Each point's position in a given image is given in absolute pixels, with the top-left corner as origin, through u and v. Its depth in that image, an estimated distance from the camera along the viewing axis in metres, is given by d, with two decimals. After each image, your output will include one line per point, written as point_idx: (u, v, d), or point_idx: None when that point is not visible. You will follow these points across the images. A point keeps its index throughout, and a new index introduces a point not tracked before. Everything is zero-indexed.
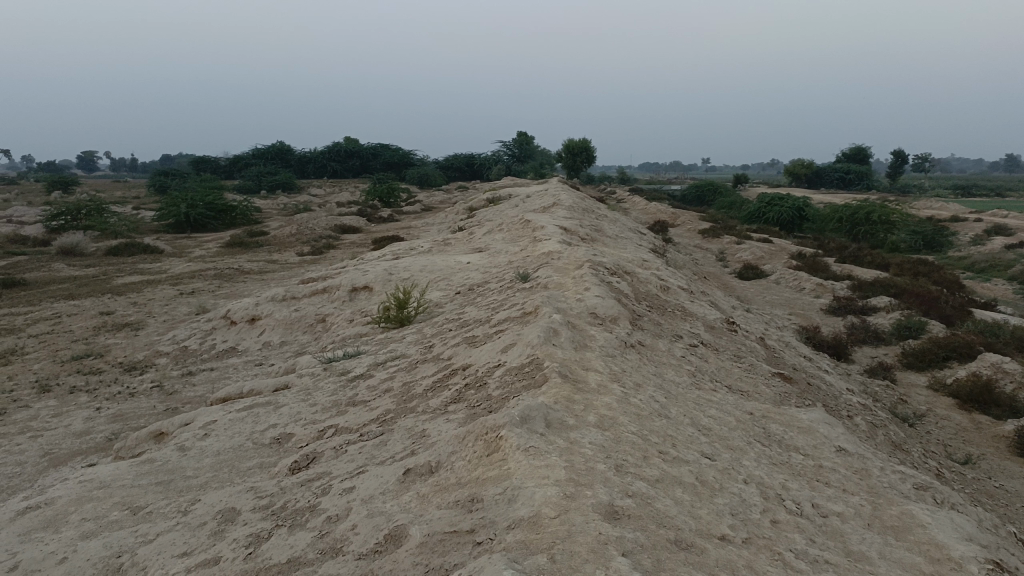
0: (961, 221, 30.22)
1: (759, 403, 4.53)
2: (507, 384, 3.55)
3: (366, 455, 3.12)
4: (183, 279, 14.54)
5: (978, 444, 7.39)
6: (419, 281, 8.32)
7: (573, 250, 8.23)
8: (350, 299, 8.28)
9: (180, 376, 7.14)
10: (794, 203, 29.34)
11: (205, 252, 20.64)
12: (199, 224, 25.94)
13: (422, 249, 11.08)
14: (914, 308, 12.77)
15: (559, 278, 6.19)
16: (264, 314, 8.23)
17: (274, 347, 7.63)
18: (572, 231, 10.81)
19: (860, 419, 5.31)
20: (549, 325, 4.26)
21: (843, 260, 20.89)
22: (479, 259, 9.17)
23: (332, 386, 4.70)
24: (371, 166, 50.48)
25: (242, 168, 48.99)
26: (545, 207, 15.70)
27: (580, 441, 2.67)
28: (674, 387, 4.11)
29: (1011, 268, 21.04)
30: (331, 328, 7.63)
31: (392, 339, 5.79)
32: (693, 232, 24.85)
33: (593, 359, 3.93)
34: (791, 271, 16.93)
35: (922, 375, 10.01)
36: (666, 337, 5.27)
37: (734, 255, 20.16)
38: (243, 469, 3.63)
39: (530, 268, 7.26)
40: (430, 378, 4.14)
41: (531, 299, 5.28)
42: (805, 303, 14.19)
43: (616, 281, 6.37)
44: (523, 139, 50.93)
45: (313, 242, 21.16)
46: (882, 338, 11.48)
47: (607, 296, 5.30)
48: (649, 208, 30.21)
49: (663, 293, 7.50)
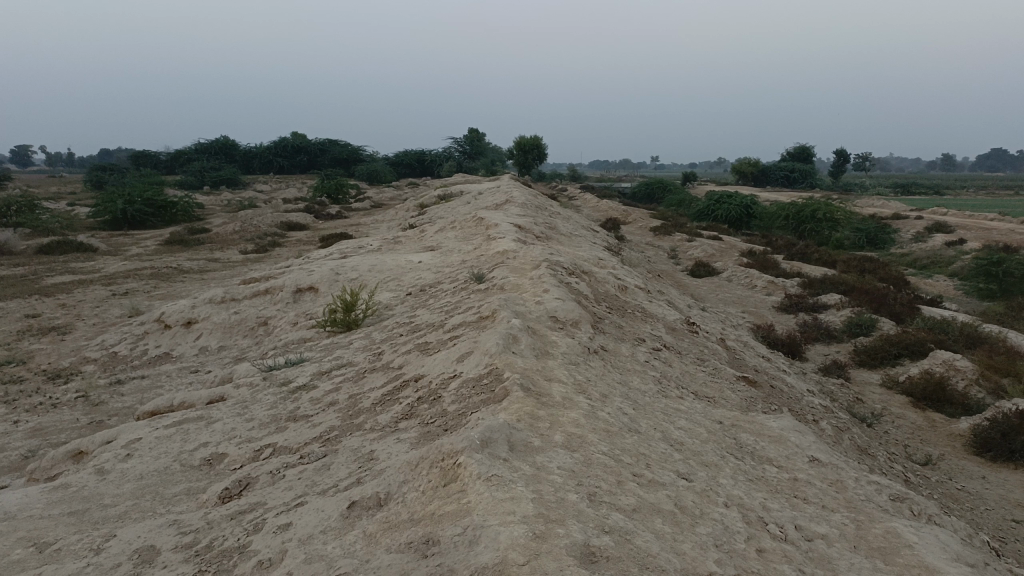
0: (903, 219, 30.96)
1: (727, 411, 4.32)
2: (463, 397, 3.24)
3: (307, 482, 2.78)
4: (118, 279, 13.84)
5: (935, 443, 7.37)
6: (368, 281, 7.95)
7: (528, 248, 7.96)
8: (294, 300, 7.86)
9: (107, 385, 6.64)
10: (742, 201, 29.65)
11: (143, 250, 19.79)
12: (137, 221, 24.94)
13: (371, 248, 10.68)
14: (864, 305, 12.86)
15: (515, 279, 5.90)
16: (201, 317, 7.76)
17: (212, 352, 7.18)
18: (526, 229, 10.55)
19: (826, 424, 5.16)
20: (507, 331, 3.97)
21: (792, 257, 21.11)
22: (431, 258, 8.84)
23: (271, 399, 4.33)
24: (319, 162, 49.47)
25: (185, 163, 47.52)
26: (499, 204, 15.41)
27: (547, 467, 2.38)
28: (641, 396, 3.86)
29: (952, 265, 21.55)
30: (273, 332, 7.21)
31: (337, 345, 5.43)
32: (645, 230, 24.86)
33: (556, 368, 3.65)
34: (743, 268, 17.00)
35: (876, 373, 10.04)
36: (629, 341, 5.03)
37: (686, 253, 20.19)
38: (168, 497, 3.24)
39: (485, 268, 6.96)
40: (379, 390, 3.81)
41: (487, 301, 4.99)
42: (757, 300, 14.21)
43: (575, 282, 6.11)
44: (474, 135, 50.57)
45: (257, 240, 20.47)
46: (834, 336, 11.51)
47: (567, 298, 5.04)
48: (601, 205, 30.17)
49: (622, 293, 7.28)
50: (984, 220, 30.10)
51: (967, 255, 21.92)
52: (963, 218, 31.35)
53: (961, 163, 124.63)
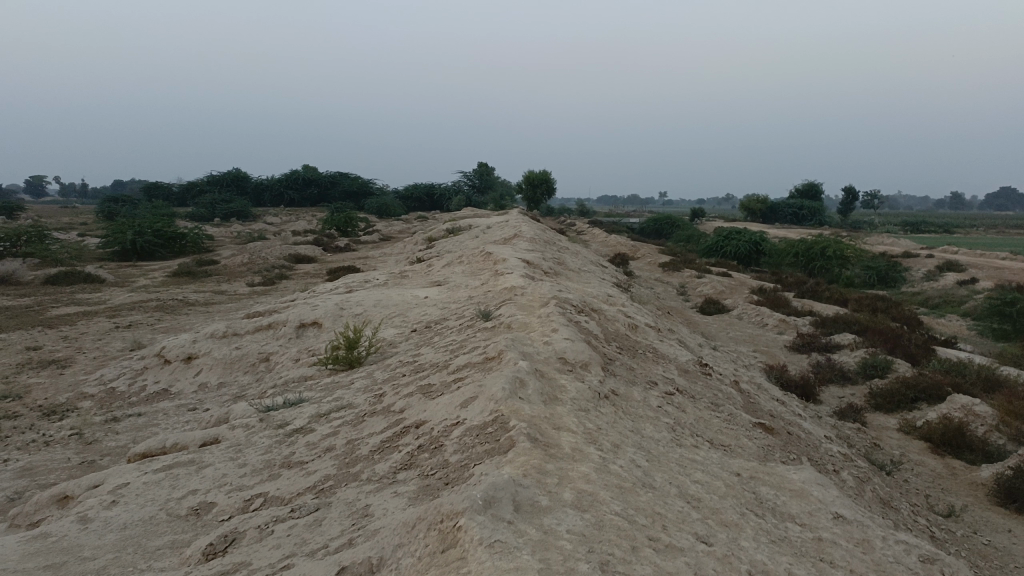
0: (913, 257, 30.70)
1: (745, 461, 4.10)
2: (466, 447, 3.04)
3: (296, 541, 2.58)
4: (122, 311, 13.73)
5: (957, 492, 7.09)
6: (372, 317, 7.79)
7: (537, 285, 7.80)
8: (297, 336, 7.70)
9: (103, 422, 6.46)
10: (751, 238, 29.50)
11: (150, 281, 19.73)
12: (146, 252, 24.96)
13: (376, 282, 10.54)
14: (878, 346, 12.61)
15: (523, 317, 5.73)
16: (201, 352, 7.60)
17: (211, 389, 7.00)
18: (535, 264, 10.42)
19: (847, 475, 4.93)
20: (514, 374, 3.77)
21: (802, 294, 20.88)
22: (437, 293, 8.68)
23: (266, 442, 4.14)
24: (328, 195, 49.74)
25: (196, 194, 47.84)
26: (507, 239, 15.30)
27: (556, 531, 2.18)
28: (654, 445, 3.65)
29: (965, 305, 21.27)
30: (274, 369, 7.04)
31: (338, 385, 5.24)
32: (653, 266, 24.71)
33: (564, 415, 3.46)
34: (754, 306, 16.78)
35: (892, 416, 9.76)
36: (640, 384, 4.83)
37: (695, 289, 19.98)
38: (150, 551, 3.04)
39: (492, 305, 6.79)
40: (378, 435, 3.62)
41: (493, 341, 4.80)
42: (768, 339, 13.97)
43: (584, 321, 5.93)
44: (484, 170, 50.80)
45: (265, 272, 20.40)
46: (848, 378, 11.25)
47: (576, 339, 4.85)
48: (609, 241, 30.07)
49: (632, 333, 7.09)
50: (995, 259, 29.83)
51: (980, 295, 21.65)
52: (974, 257, 31.13)
53: (970, 201, 124.57)
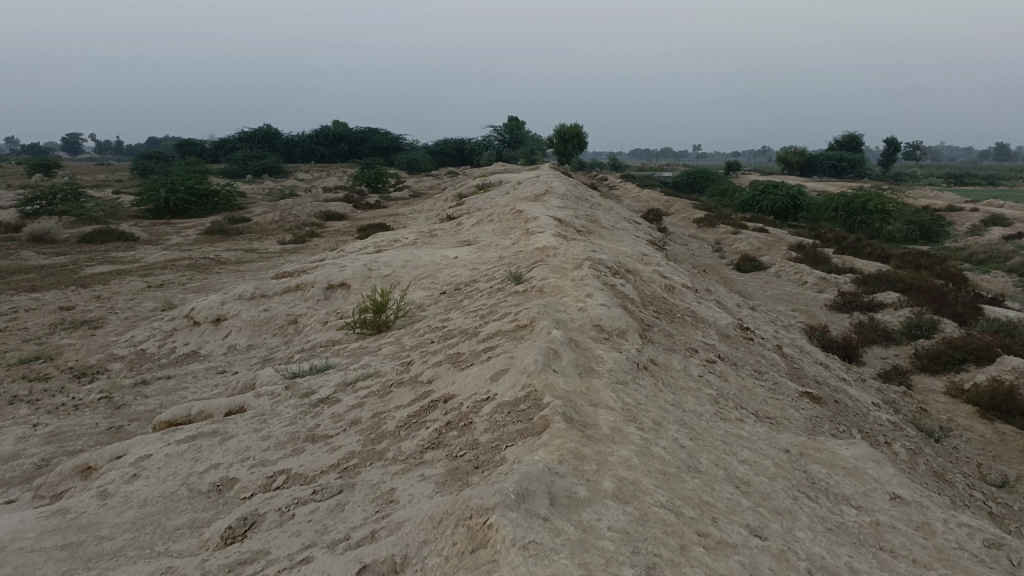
0: (958, 211, 29.70)
1: (793, 435, 3.86)
2: (498, 426, 2.85)
3: (317, 528, 2.43)
4: (155, 270, 13.75)
5: (1009, 460, 6.78)
6: (401, 278, 7.61)
7: (569, 245, 7.54)
8: (325, 298, 7.57)
9: (132, 385, 6.42)
10: (788, 192, 28.72)
11: (183, 239, 19.80)
12: (179, 210, 25.08)
13: (406, 241, 10.35)
14: (923, 305, 12.15)
15: (556, 281, 5.49)
16: (230, 313, 7.51)
17: (239, 352, 6.92)
18: (567, 222, 10.12)
19: (899, 447, 4.66)
20: (548, 345, 3.56)
21: (842, 250, 20.28)
22: (467, 253, 8.46)
23: (291, 413, 4.00)
24: (359, 151, 49.51)
25: (228, 151, 47.93)
26: (538, 195, 14.97)
27: (597, 529, 1.99)
28: (697, 421, 3.43)
29: (1012, 260, 20.50)
30: (302, 332, 6.92)
31: (364, 351, 5.08)
32: (688, 221, 24.17)
33: (601, 389, 3.25)
34: (792, 263, 16.31)
35: (938, 378, 9.40)
36: (680, 352, 4.58)
37: (731, 246, 19.50)
38: (169, 531, 2.93)
39: (523, 267, 6.56)
40: (406, 409, 3.45)
41: (525, 307, 4.59)
42: (808, 298, 13.56)
43: (620, 284, 5.67)
44: (514, 124, 50.09)
45: (295, 230, 20.35)
46: (891, 338, 10.86)
47: (613, 304, 4.61)
48: (642, 195, 29.51)
49: (669, 295, 6.82)
50: None
51: None
52: (1022, 210, 30.00)
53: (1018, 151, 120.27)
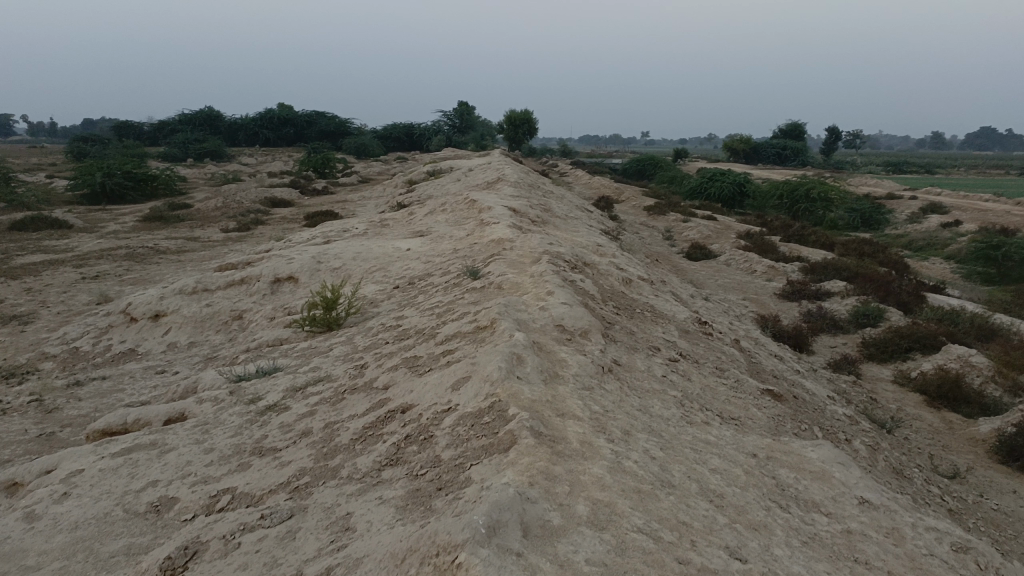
0: (897, 199, 30.52)
1: (759, 437, 3.78)
2: (460, 441, 2.68)
3: (266, 561, 2.24)
4: (90, 260, 13.14)
5: (957, 449, 6.90)
6: (352, 271, 7.36)
7: (526, 237, 7.38)
8: (272, 292, 7.27)
9: (64, 387, 6.03)
10: (735, 179, 29.10)
11: (121, 227, 19.01)
12: (116, 195, 24.12)
13: (356, 231, 10.06)
14: (869, 294, 12.37)
15: (514, 276, 5.33)
16: (170, 309, 7.15)
17: (181, 351, 6.58)
18: (521, 212, 9.97)
19: (858, 444, 4.65)
20: (511, 350, 3.40)
21: (789, 238, 20.60)
22: (420, 245, 8.24)
23: (236, 422, 3.76)
24: (305, 135, 48.45)
25: (168, 134, 46.38)
26: (491, 183, 14.77)
27: (573, 564, 1.85)
28: (665, 426, 3.31)
29: (949, 247, 21.12)
30: (248, 328, 6.63)
31: (314, 351, 4.84)
32: (638, 209, 24.27)
33: (568, 397, 3.11)
34: (741, 251, 16.48)
35: (886, 367, 9.56)
36: (643, 350, 4.47)
37: (681, 234, 19.63)
38: (103, 559, 2.69)
39: (479, 261, 6.39)
40: (361, 419, 3.25)
41: (484, 306, 4.41)
42: (758, 286, 13.71)
43: (579, 279, 5.54)
44: (464, 109, 49.65)
45: (240, 217, 19.74)
46: (839, 327, 11.02)
47: (575, 303, 4.47)
48: (593, 182, 29.53)
49: (627, 288, 6.73)
50: (979, 200, 29.72)
51: (964, 237, 21.52)
52: (957, 198, 30.97)
53: (950, 140, 124.60)
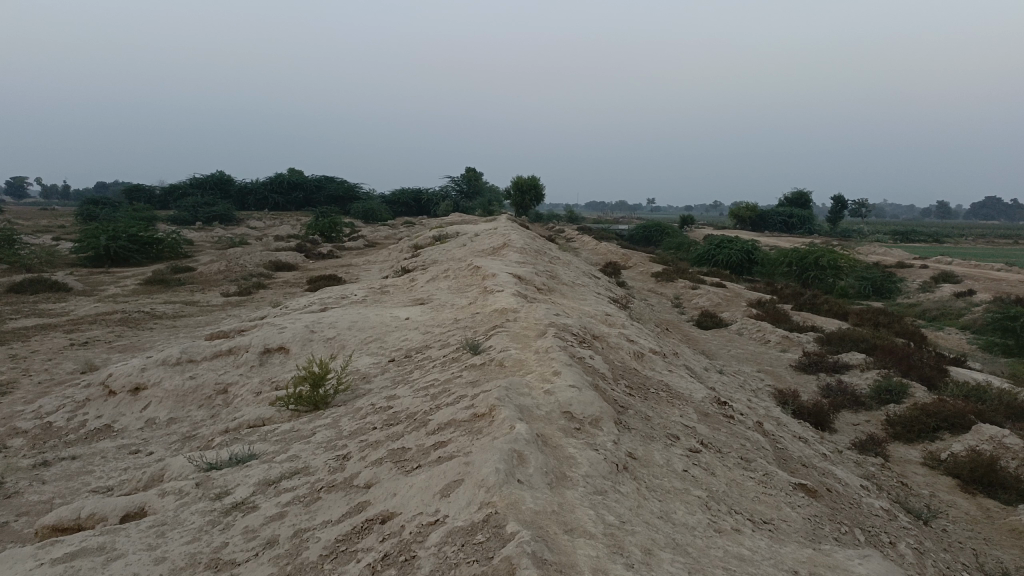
0: (907, 267, 30.17)
1: (798, 546, 3.27)
2: (447, 566, 2.21)
3: None
4: (83, 325, 12.77)
5: (1001, 544, 6.29)
6: (346, 341, 6.95)
7: (531, 306, 6.98)
8: (260, 363, 6.84)
9: (29, 468, 5.54)
10: (743, 246, 28.85)
11: (121, 290, 18.72)
12: (120, 258, 23.94)
13: (355, 298, 9.69)
14: (890, 367, 11.85)
15: (518, 352, 4.90)
16: (151, 382, 6.72)
17: (159, 428, 6.11)
18: (526, 279, 9.60)
19: (904, 548, 4.11)
20: (511, 446, 2.94)
21: (800, 307, 20.16)
22: (420, 314, 7.85)
23: (198, 523, 3.29)
24: (315, 199, 48.76)
25: (178, 197, 46.76)
26: (497, 249, 14.46)
27: None
28: (691, 539, 2.82)
29: (964, 317, 20.61)
30: (232, 404, 6.18)
31: (294, 435, 4.39)
32: (645, 276, 23.93)
33: (578, 506, 2.63)
34: (753, 320, 16.04)
35: (913, 448, 8.99)
36: (660, 439, 3.99)
37: (690, 301, 19.22)
38: None
39: (481, 334, 5.97)
40: (334, 527, 2.77)
41: (483, 389, 3.97)
42: (772, 358, 13.21)
43: (588, 355, 5.09)
44: (472, 175, 50.08)
45: (241, 281, 19.45)
46: (861, 402, 10.47)
47: (584, 385, 4.02)
48: (600, 248, 29.30)
49: (639, 364, 6.27)
50: (991, 270, 29.37)
51: (979, 307, 21.03)
52: (968, 267, 30.59)
53: (954, 209, 125.22)
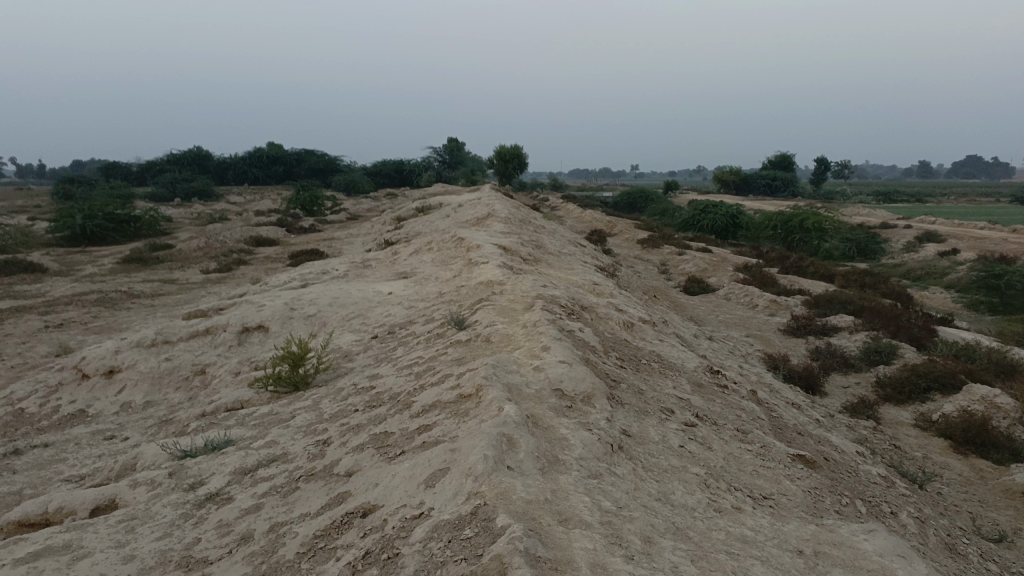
0: (891, 227, 30.18)
1: (801, 523, 3.14)
2: (433, 565, 2.04)
3: None
4: (59, 306, 12.45)
5: (996, 505, 6.23)
6: (327, 318, 6.75)
7: (517, 278, 6.78)
8: (239, 343, 6.63)
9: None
10: (728, 210, 28.77)
11: (98, 270, 18.33)
12: (97, 237, 23.46)
13: (336, 272, 9.46)
14: (879, 329, 11.79)
15: (504, 326, 4.72)
16: (125, 364, 6.49)
17: (135, 412, 5.89)
18: (511, 249, 9.39)
19: (906, 518, 4.00)
20: (499, 429, 2.76)
21: (787, 270, 20.10)
22: (403, 288, 7.64)
23: (170, 516, 3.10)
24: (295, 173, 48.06)
25: (155, 173, 45.92)
26: (481, 219, 14.21)
27: None
28: (692, 522, 2.67)
29: (949, 276, 20.63)
30: (210, 385, 5.98)
31: (273, 419, 4.20)
32: (631, 242, 23.74)
33: (573, 493, 2.46)
34: (741, 285, 15.94)
35: (904, 409, 8.93)
36: (654, 414, 3.83)
37: (677, 267, 19.09)
38: None
39: (466, 308, 5.78)
40: (313, 521, 2.60)
41: (469, 367, 3.78)
42: (761, 322, 13.12)
43: (578, 327, 4.91)
44: (454, 145, 49.55)
45: (221, 258, 19.09)
46: (850, 365, 10.40)
47: (575, 360, 3.84)
48: (584, 216, 29.09)
49: (629, 334, 6.11)
50: (974, 228, 29.42)
51: (963, 266, 21.05)
52: (951, 226, 30.65)
53: (935, 168, 125.69)
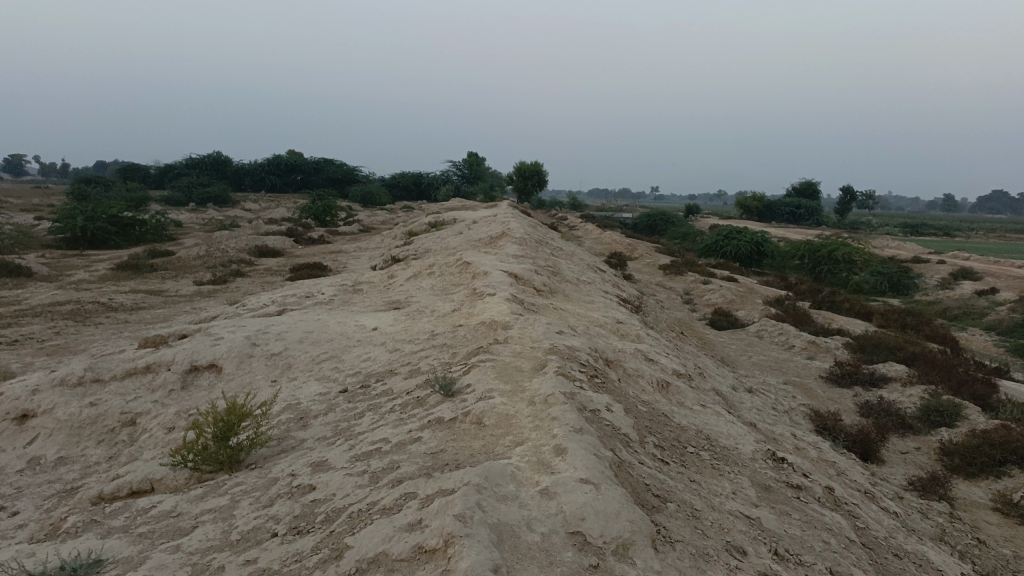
0: (923, 262, 28.64)
1: None
2: None
3: None
4: (27, 316, 11.31)
5: None
6: (293, 360, 5.53)
7: (527, 318, 5.50)
8: (183, 387, 5.42)
9: None
10: (753, 237, 27.36)
11: (89, 276, 17.24)
12: (98, 240, 22.43)
13: (321, 296, 8.27)
14: (934, 383, 10.36)
15: (504, 399, 3.46)
16: (42, 408, 5.27)
17: (38, 472, 4.67)
18: (523, 277, 8.12)
19: None
20: None
21: (819, 304, 18.69)
22: (391, 322, 6.41)
23: None
24: (313, 181, 47.20)
25: (172, 177, 45.22)
26: (494, 238, 12.99)
27: None
28: None
29: (991, 317, 19.08)
30: (136, 444, 4.75)
31: (170, 529, 2.96)
32: (653, 268, 22.41)
33: None
34: (773, 320, 14.58)
35: (976, 487, 7.51)
36: (720, 561, 2.55)
37: (702, 298, 17.71)
38: None
39: (457, 363, 4.50)
40: None
41: (445, 480, 2.51)
42: (798, 366, 11.75)
43: (604, 402, 3.66)
44: (474, 159, 48.68)
45: (219, 268, 17.94)
46: (908, 428, 9.00)
47: (604, 475, 2.57)
48: (604, 237, 27.84)
49: (667, 401, 4.83)
50: (1011, 266, 27.86)
51: (1006, 307, 19.51)
52: (987, 263, 29.00)
53: (958, 202, 123.35)
